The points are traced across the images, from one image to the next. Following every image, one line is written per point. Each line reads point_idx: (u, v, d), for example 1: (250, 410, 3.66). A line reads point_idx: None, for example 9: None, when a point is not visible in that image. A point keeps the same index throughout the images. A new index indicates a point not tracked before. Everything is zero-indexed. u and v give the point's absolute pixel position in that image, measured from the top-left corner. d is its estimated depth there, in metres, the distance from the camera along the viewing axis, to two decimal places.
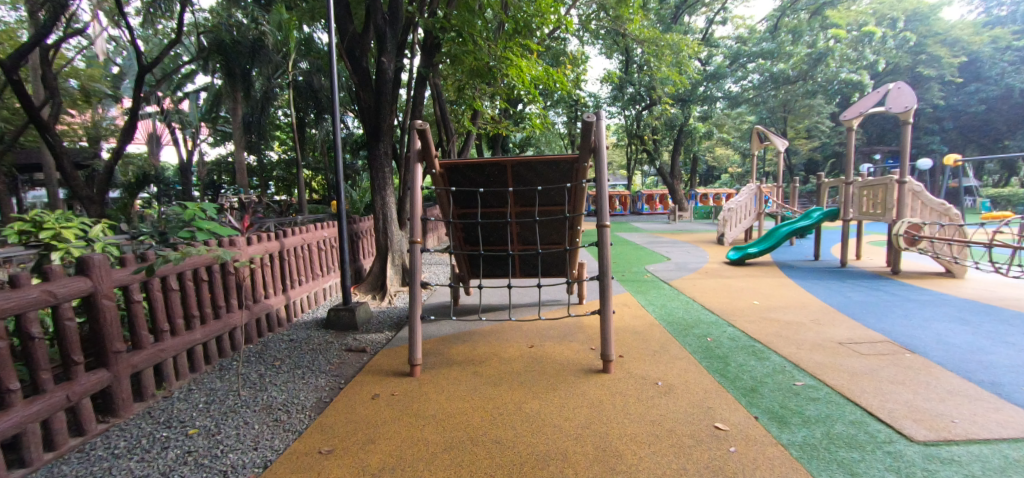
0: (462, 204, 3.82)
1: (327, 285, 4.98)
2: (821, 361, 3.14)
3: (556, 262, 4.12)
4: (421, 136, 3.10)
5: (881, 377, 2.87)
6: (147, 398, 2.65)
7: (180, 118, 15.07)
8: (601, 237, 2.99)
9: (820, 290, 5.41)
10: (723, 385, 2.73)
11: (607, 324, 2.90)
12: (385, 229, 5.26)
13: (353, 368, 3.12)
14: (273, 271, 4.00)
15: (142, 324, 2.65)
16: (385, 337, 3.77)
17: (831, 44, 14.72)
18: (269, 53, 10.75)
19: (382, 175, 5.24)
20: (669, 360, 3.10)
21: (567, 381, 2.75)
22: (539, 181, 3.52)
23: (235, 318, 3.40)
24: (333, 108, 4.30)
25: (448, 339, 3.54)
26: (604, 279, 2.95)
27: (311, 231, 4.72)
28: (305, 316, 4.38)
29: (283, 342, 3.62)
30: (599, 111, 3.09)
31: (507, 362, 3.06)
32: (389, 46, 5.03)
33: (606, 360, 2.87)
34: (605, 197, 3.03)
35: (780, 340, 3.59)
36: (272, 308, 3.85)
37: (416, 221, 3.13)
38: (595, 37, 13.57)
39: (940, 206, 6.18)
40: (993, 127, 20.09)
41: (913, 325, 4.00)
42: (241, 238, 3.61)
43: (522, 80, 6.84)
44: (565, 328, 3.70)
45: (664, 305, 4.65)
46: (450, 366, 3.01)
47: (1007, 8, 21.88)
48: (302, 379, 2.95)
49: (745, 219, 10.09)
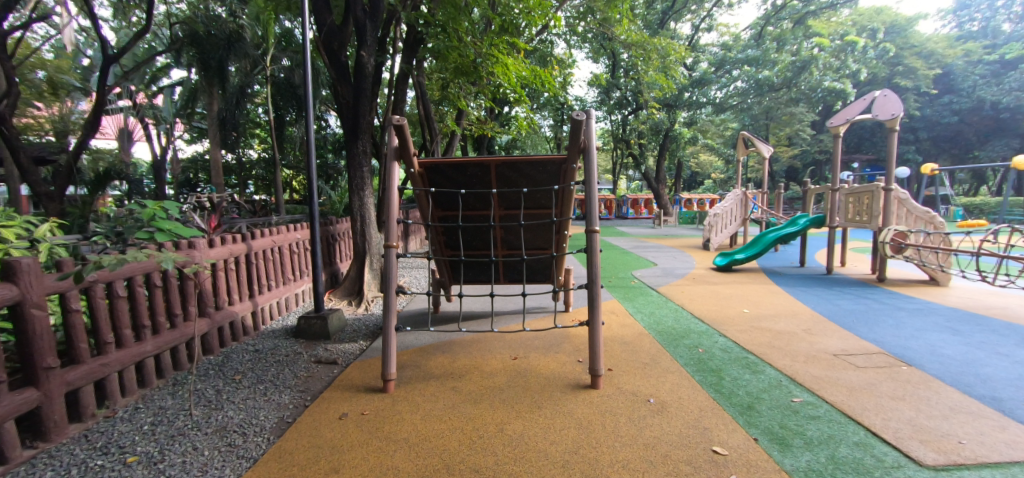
0: (442, 205, 3.60)
1: (298, 290, 4.69)
2: (818, 374, 3.00)
3: (541, 268, 3.94)
4: (399, 132, 2.84)
5: (880, 393, 2.74)
6: (86, 418, 2.39)
7: (154, 113, 14.47)
8: (590, 242, 2.81)
9: (809, 298, 5.31)
10: (719, 402, 2.57)
11: (596, 336, 2.71)
12: (363, 231, 5.00)
13: (321, 382, 2.88)
14: (238, 276, 3.72)
15: (81, 335, 2.40)
16: (358, 347, 3.52)
17: (815, 53, 15.03)
18: (246, 47, 10.29)
19: (361, 175, 4.99)
20: (660, 374, 2.93)
21: (553, 398, 2.56)
22: (524, 182, 3.32)
23: (194, 327, 3.13)
24: (306, 103, 4.06)
25: (427, 350, 3.32)
26: (592, 287, 2.76)
27: (282, 233, 4.43)
28: (274, 323, 4.10)
29: (248, 353, 3.35)
30: (590, 109, 2.91)
31: (489, 376, 2.85)
32: (369, 39, 4.79)
33: (595, 374, 2.68)
34: (594, 201, 2.85)
35: (773, 351, 3.44)
36: (237, 316, 3.59)
37: (391, 224, 2.89)
38: (581, 40, 13.46)
39: (925, 213, 6.17)
40: (965, 139, 20.70)
41: (905, 335, 3.91)
42: (202, 240, 3.32)
43: (509, 79, 6.67)
44: (551, 338, 3.51)
45: (653, 313, 4.49)
46: (427, 380, 2.80)
47: (979, 23, 22.58)
48: (264, 396, 2.69)
49: (730, 225, 10.07)
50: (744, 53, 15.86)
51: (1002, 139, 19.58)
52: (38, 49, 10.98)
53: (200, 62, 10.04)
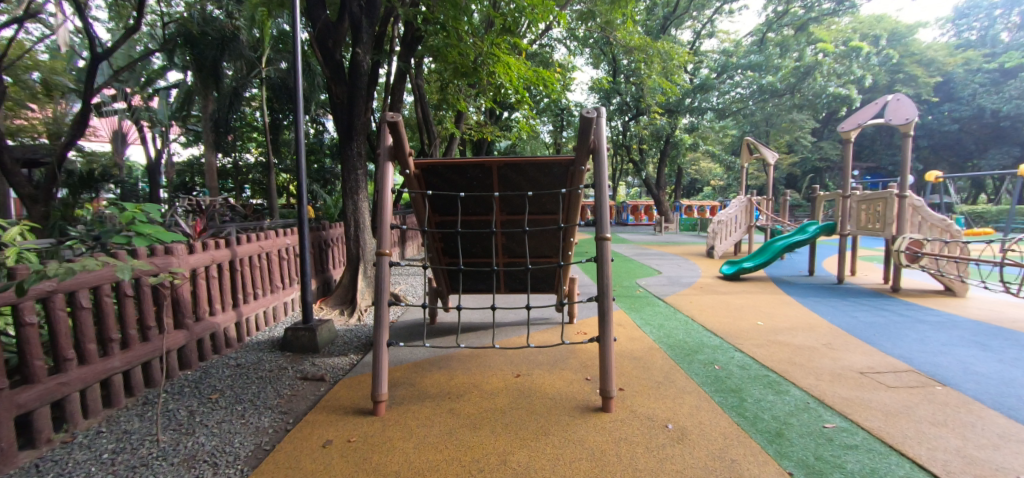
0: (440, 210, 3.36)
1: (287, 299, 4.43)
2: (848, 396, 2.77)
3: (545, 277, 3.71)
4: (393, 131, 2.60)
5: (919, 417, 2.51)
6: (39, 445, 2.14)
7: (149, 116, 14.19)
8: (601, 251, 2.57)
9: (824, 309, 5.07)
10: (744, 428, 2.34)
11: (608, 354, 2.46)
12: (357, 237, 4.75)
13: (306, 402, 2.63)
14: (221, 284, 3.47)
15: (37, 351, 2.15)
16: (348, 362, 3.27)
17: (819, 59, 14.91)
18: (240, 47, 9.97)
19: (355, 178, 4.76)
20: (676, 395, 2.69)
21: (561, 423, 2.31)
22: (527, 185, 3.08)
23: (170, 340, 2.89)
24: (296, 100, 3.83)
25: (422, 365, 3.08)
26: (603, 300, 2.52)
27: (270, 238, 4.18)
28: (259, 335, 3.84)
29: (228, 368, 3.09)
30: (600, 107, 2.69)
31: (489, 396, 2.61)
32: (365, 36, 4.59)
33: (606, 396, 2.43)
34: (605, 206, 2.62)
35: (795, 369, 3.20)
36: (218, 328, 3.33)
37: (384, 230, 2.65)
38: (582, 45, 13.29)
39: (942, 220, 5.93)
40: (965, 147, 20.57)
41: (932, 351, 3.67)
42: (181, 245, 3.07)
43: (510, 80, 6.46)
44: (556, 353, 3.28)
45: (662, 326, 4.24)
46: (422, 401, 2.55)
47: (977, 32, 22.55)
48: (242, 418, 2.44)
49: (734, 232, 9.83)
50: (746, 58, 15.77)
51: (1002, 148, 19.45)
52: (30, 49, 10.71)
53: (193, 62, 9.71)
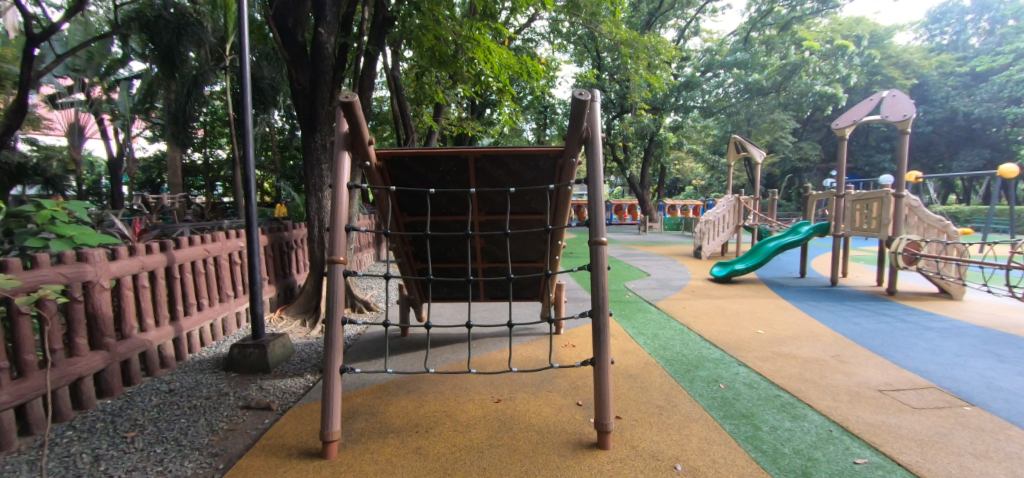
0: (409, 210, 2.95)
1: (238, 309, 3.95)
2: (870, 420, 2.44)
3: (529, 284, 3.32)
4: (348, 113, 2.15)
5: (957, 447, 2.19)
6: None
7: (109, 109, 13.40)
8: (595, 257, 2.19)
9: (823, 315, 4.78)
10: (764, 467, 1.98)
11: (604, 379, 2.09)
12: (321, 238, 4.28)
13: (243, 440, 2.20)
14: (154, 293, 2.98)
15: None
16: (302, 384, 2.84)
17: (804, 57, 14.84)
18: (200, 32, 9.18)
19: (318, 173, 4.28)
20: (681, 424, 2.32)
21: (550, 466, 1.92)
22: (509, 180, 2.70)
23: (85, 365, 2.42)
24: (244, 82, 3.34)
25: (388, 390, 2.67)
26: (598, 314, 2.13)
27: (219, 241, 3.70)
28: (203, 352, 3.37)
29: (158, 396, 2.62)
30: (594, 91, 2.29)
31: (465, 430, 2.21)
32: (329, 15, 4.11)
33: (602, 430, 2.06)
34: (602, 204, 2.23)
35: (809, 387, 2.86)
36: (149, 346, 2.86)
37: (338, 232, 2.21)
38: (565, 41, 12.89)
39: (938, 221, 5.69)
40: (936, 148, 20.91)
41: (946, 362, 3.38)
42: (99, 250, 2.58)
43: (491, 69, 6.08)
44: (542, 374, 2.88)
45: (656, 335, 3.89)
46: (383, 439, 2.12)
47: (949, 36, 22.89)
48: (159, 465, 1.98)
49: (722, 232, 9.57)
50: (732, 56, 15.54)
51: (974, 149, 19.75)
52: None
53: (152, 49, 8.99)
